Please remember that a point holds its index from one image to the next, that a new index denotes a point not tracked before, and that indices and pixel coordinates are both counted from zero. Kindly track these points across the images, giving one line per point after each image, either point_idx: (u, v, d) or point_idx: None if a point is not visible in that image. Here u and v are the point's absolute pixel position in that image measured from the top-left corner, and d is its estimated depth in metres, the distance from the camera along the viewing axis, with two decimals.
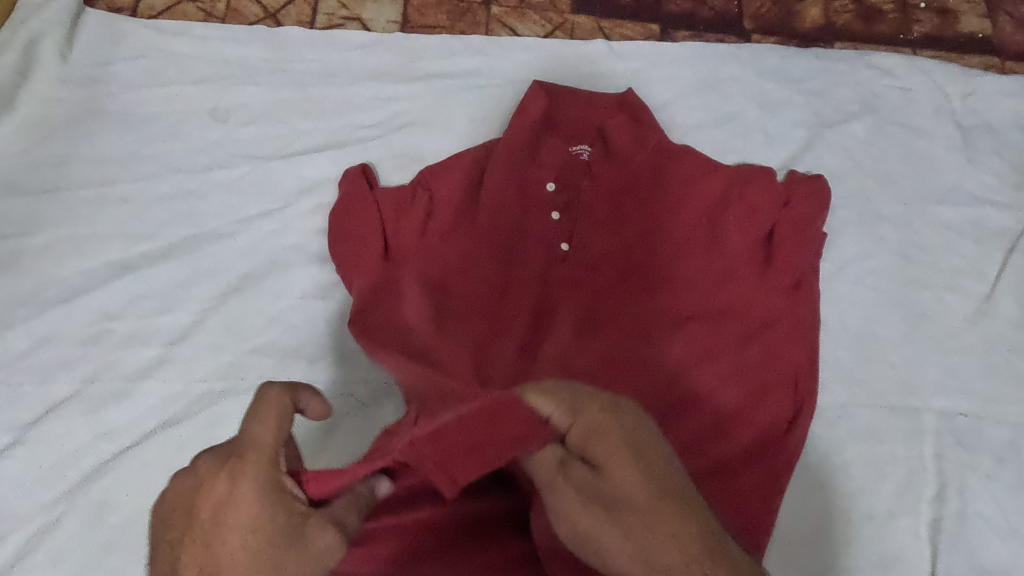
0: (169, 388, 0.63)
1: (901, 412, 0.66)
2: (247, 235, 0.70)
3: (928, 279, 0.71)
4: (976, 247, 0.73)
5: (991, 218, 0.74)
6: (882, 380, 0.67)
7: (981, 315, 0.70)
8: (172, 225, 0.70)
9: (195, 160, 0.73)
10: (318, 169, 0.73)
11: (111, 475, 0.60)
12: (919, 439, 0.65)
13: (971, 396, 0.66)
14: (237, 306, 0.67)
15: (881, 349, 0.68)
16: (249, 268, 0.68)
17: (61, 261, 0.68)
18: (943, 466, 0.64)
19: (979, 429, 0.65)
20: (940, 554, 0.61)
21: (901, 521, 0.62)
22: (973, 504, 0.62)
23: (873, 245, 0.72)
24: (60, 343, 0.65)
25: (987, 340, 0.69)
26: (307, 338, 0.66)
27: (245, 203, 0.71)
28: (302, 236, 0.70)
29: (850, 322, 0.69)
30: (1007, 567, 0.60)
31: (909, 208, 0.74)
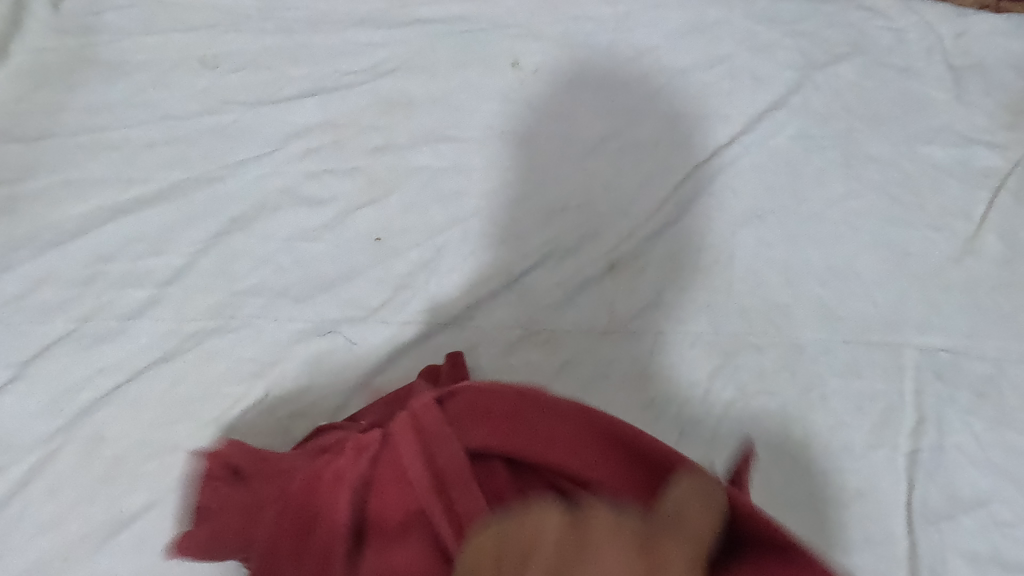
0: (162, 326, 0.65)
1: (882, 348, 0.66)
2: (237, 178, 0.71)
3: (913, 218, 0.71)
4: (964, 186, 0.72)
5: (980, 157, 0.73)
6: (864, 318, 0.67)
7: (966, 254, 0.70)
8: (164, 170, 0.71)
9: (185, 106, 0.74)
10: (306, 115, 0.74)
11: (108, 409, 0.63)
12: (898, 374, 0.65)
13: (953, 332, 0.67)
14: (228, 248, 0.68)
15: (863, 288, 0.69)
16: (240, 211, 0.70)
17: (55, 204, 0.69)
18: (921, 400, 0.64)
19: (959, 364, 0.66)
20: (916, 485, 0.61)
21: (878, 453, 0.63)
22: (950, 437, 0.63)
23: (858, 185, 0.72)
24: (56, 284, 0.66)
25: (971, 279, 0.69)
26: (297, 279, 0.68)
27: (233, 148, 0.72)
28: (291, 179, 0.71)
29: (833, 261, 0.70)
30: (981, 497, 0.61)
31: (897, 147, 0.74)
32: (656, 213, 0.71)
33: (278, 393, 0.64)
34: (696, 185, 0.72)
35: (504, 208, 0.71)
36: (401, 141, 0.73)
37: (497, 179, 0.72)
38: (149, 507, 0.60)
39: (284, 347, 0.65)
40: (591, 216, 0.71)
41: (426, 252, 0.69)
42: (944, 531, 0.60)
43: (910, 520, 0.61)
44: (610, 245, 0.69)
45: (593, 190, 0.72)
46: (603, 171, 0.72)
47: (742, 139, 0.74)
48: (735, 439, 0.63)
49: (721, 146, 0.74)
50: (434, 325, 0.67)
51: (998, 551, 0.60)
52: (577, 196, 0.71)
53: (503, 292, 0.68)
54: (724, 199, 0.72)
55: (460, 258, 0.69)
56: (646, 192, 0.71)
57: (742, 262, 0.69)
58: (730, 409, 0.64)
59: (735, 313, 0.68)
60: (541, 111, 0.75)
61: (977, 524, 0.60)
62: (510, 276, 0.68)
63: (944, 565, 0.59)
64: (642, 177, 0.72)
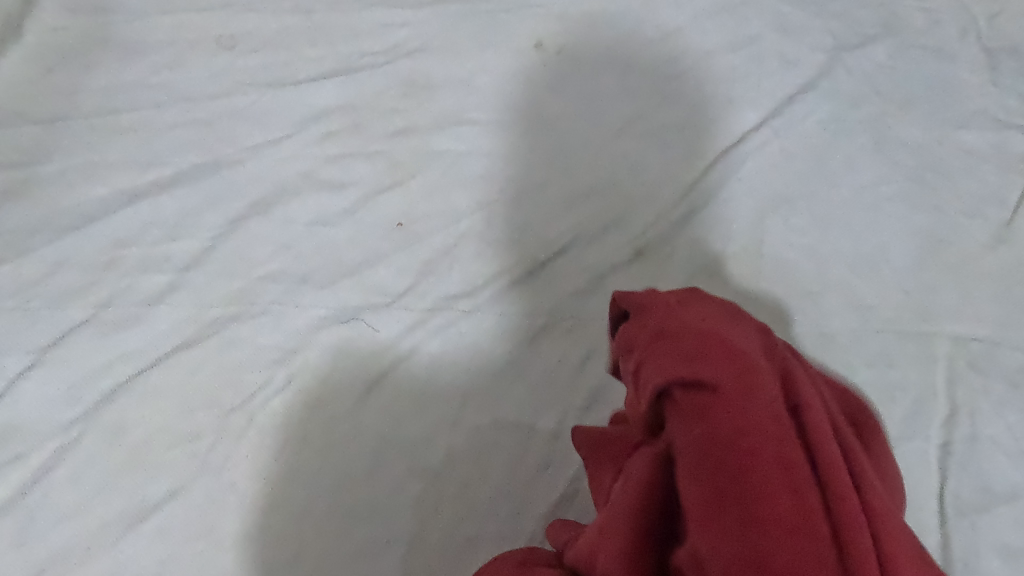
0: (181, 313, 0.64)
1: (914, 337, 0.65)
2: (256, 162, 0.69)
3: (946, 205, 0.69)
4: (998, 172, 0.70)
5: (1015, 142, 0.72)
6: (895, 306, 0.66)
7: (1000, 241, 0.68)
8: (182, 153, 0.69)
9: (202, 88, 0.72)
10: (325, 98, 0.72)
11: (129, 395, 0.62)
12: (930, 364, 0.64)
13: (987, 321, 0.65)
14: (248, 233, 0.67)
15: (895, 276, 0.67)
16: (259, 196, 0.68)
17: (72, 189, 0.67)
18: (954, 390, 0.63)
19: (993, 354, 0.64)
20: (949, 477, 0.61)
21: (910, 444, 0.62)
22: (984, 429, 0.62)
23: (890, 170, 0.71)
24: (74, 270, 0.65)
25: (1006, 267, 0.67)
26: (318, 265, 0.67)
27: (252, 131, 0.71)
28: (311, 163, 0.70)
29: (865, 248, 0.68)
30: (1016, 490, 0.60)
31: (931, 132, 0.72)
32: (683, 198, 0.69)
33: (300, 381, 0.63)
34: (724, 170, 0.70)
35: (528, 193, 0.69)
36: (422, 124, 0.72)
37: (520, 163, 0.70)
38: (172, 496, 0.60)
39: (306, 334, 0.65)
40: (616, 200, 0.69)
41: (449, 238, 0.68)
42: (977, 524, 0.59)
43: (943, 513, 0.60)
44: (635, 232, 0.68)
45: (619, 174, 0.70)
46: (630, 155, 0.71)
47: (770, 123, 0.72)
48: None
49: (750, 130, 0.72)
50: (457, 312, 0.66)
51: None
52: (602, 181, 0.70)
53: (527, 279, 0.67)
54: (751, 184, 0.70)
55: (484, 244, 0.68)
56: (672, 177, 0.70)
57: (771, 249, 0.68)
58: None
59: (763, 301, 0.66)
60: (566, 94, 0.73)
61: (1011, 517, 0.60)
62: (534, 263, 0.67)
63: (977, 558, 0.59)
64: (668, 162, 0.71)
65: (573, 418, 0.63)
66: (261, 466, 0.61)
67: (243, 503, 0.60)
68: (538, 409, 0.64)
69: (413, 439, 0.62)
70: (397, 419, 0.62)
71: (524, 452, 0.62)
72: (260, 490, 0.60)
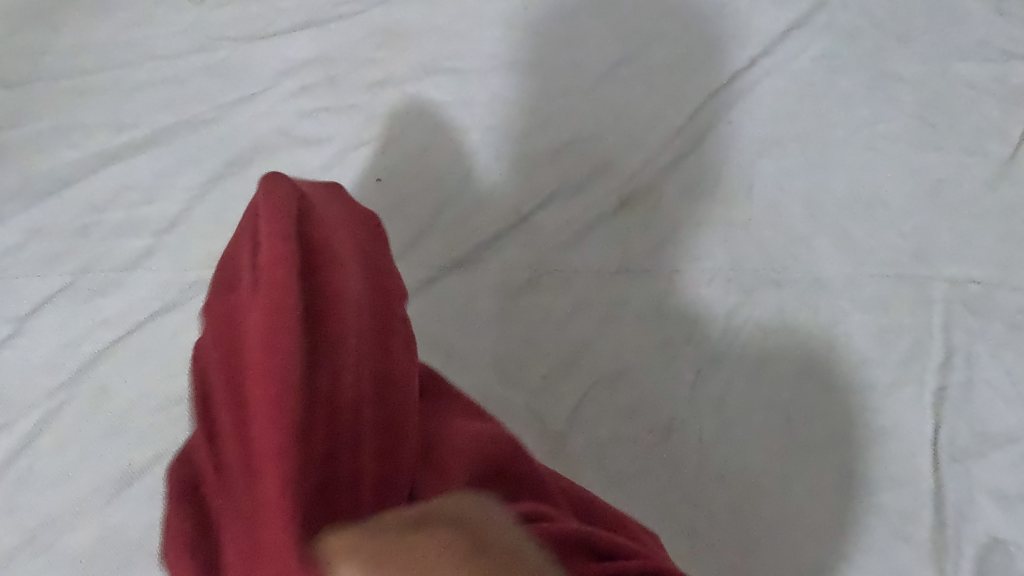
0: (161, 276, 0.63)
1: (909, 280, 0.63)
2: (229, 121, 0.68)
3: (946, 142, 0.66)
4: (1001, 105, 0.67)
5: (1020, 73, 0.68)
6: (889, 250, 0.64)
7: (1001, 178, 0.65)
8: (155, 113, 0.68)
9: (173, 45, 0.69)
10: (298, 51, 0.70)
11: (109, 362, 0.61)
12: (926, 308, 0.62)
13: (985, 263, 0.63)
14: (224, 194, 0.66)
15: (890, 218, 0.65)
16: (234, 154, 0.67)
17: (44, 154, 0.66)
18: (950, 334, 0.61)
19: (992, 296, 0.62)
20: (943, 423, 0.59)
21: (904, 390, 0.60)
22: (980, 372, 0.60)
23: (888, 107, 0.68)
24: (49, 237, 0.64)
25: (1006, 205, 0.64)
26: None
27: (225, 88, 0.69)
28: (287, 119, 0.68)
29: (859, 190, 0.66)
30: (1012, 434, 0.59)
31: (930, 65, 0.68)
32: (669, 144, 0.67)
33: None
34: (711, 113, 0.68)
35: (509, 144, 0.67)
36: (399, 75, 0.69)
37: (501, 113, 0.68)
38: (156, 461, 0.60)
39: None
40: (600, 148, 0.67)
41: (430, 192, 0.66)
42: (970, 469, 0.58)
43: (936, 458, 0.59)
44: (621, 180, 0.66)
45: (603, 122, 0.68)
46: (613, 101, 0.68)
47: (762, 62, 0.69)
48: (750, 375, 0.61)
49: (739, 70, 0.69)
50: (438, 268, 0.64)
51: None
52: (586, 128, 0.67)
53: (510, 232, 0.65)
54: (742, 127, 0.68)
55: (465, 198, 0.66)
56: (658, 124, 0.68)
57: (762, 194, 0.66)
58: (747, 344, 0.62)
59: (754, 251, 0.64)
60: (549, 39, 0.70)
61: (1006, 462, 0.58)
62: (517, 216, 0.65)
63: (971, 503, 0.57)
64: (654, 106, 0.68)
65: (560, 369, 0.62)
66: None
67: None
68: (525, 360, 0.62)
69: None
70: None
71: (510, 403, 0.61)
72: None
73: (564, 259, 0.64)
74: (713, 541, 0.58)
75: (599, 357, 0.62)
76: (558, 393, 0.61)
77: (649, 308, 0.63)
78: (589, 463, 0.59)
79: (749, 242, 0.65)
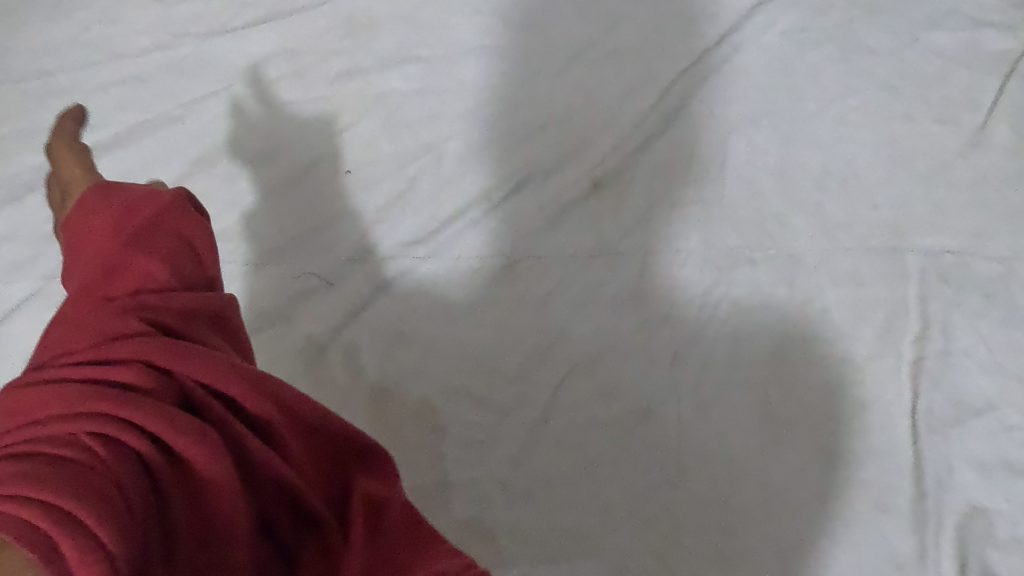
0: None
1: (884, 253, 0.63)
2: (196, 118, 0.67)
3: (917, 113, 0.66)
4: (971, 74, 0.67)
5: (989, 41, 0.67)
6: (864, 223, 0.64)
7: (973, 147, 0.65)
8: (121, 114, 0.67)
9: (136, 43, 0.68)
10: (262, 44, 0.69)
11: None
12: (902, 280, 0.62)
13: (959, 232, 0.63)
14: (192, 191, 0.65)
15: (863, 190, 0.65)
16: (201, 151, 0.66)
17: (9, 158, 0.65)
18: (926, 305, 0.61)
19: (966, 266, 0.62)
20: (921, 394, 0.59)
21: (882, 362, 0.60)
22: (957, 342, 0.60)
23: (858, 80, 0.67)
24: (19, 242, 0.63)
25: (979, 173, 0.64)
26: (267, 220, 0.64)
27: (189, 84, 0.68)
28: (254, 114, 0.67)
29: (831, 163, 0.65)
30: (989, 403, 0.59)
31: (899, 36, 0.68)
32: (640, 125, 0.66)
33: (259, 336, 0.62)
34: (682, 92, 0.67)
35: (480, 131, 0.66)
36: (365, 65, 0.68)
37: (469, 100, 0.67)
38: None
39: (259, 293, 0.63)
40: (571, 132, 0.66)
41: (400, 182, 0.65)
42: (949, 439, 0.58)
43: (915, 430, 0.59)
44: (592, 163, 0.66)
45: (573, 105, 0.67)
46: (583, 84, 0.68)
47: (730, 38, 0.68)
48: (727, 355, 0.61)
49: (709, 47, 0.68)
50: (411, 259, 0.63)
51: (1005, 457, 0.58)
52: (557, 112, 0.67)
53: (483, 219, 0.64)
54: (712, 106, 0.67)
55: (436, 187, 0.65)
56: (628, 105, 0.67)
57: (735, 171, 0.65)
58: (724, 322, 0.62)
59: (729, 229, 0.64)
60: (516, 23, 0.69)
61: (984, 431, 0.58)
62: (489, 203, 0.65)
63: (951, 474, 0.57)
64: (624, 88, 0.68)
65: (536, 357, 0.61)
66: None
67: None
68: (500, 349, 0.61)
69: (375, 387, 0.60)
70: (358, 370, 0.61)
71: (486, 393, 0.60)
72: None
73: (538, 245, 0.64)
74: (696, 524, 0.57)
75: (577, 343, 0.61)
76: (536, 380, 0.61)
77: (625, 291, 0.63)
78: (568, 450, 0.59)
79: (724, 220, 0.64)
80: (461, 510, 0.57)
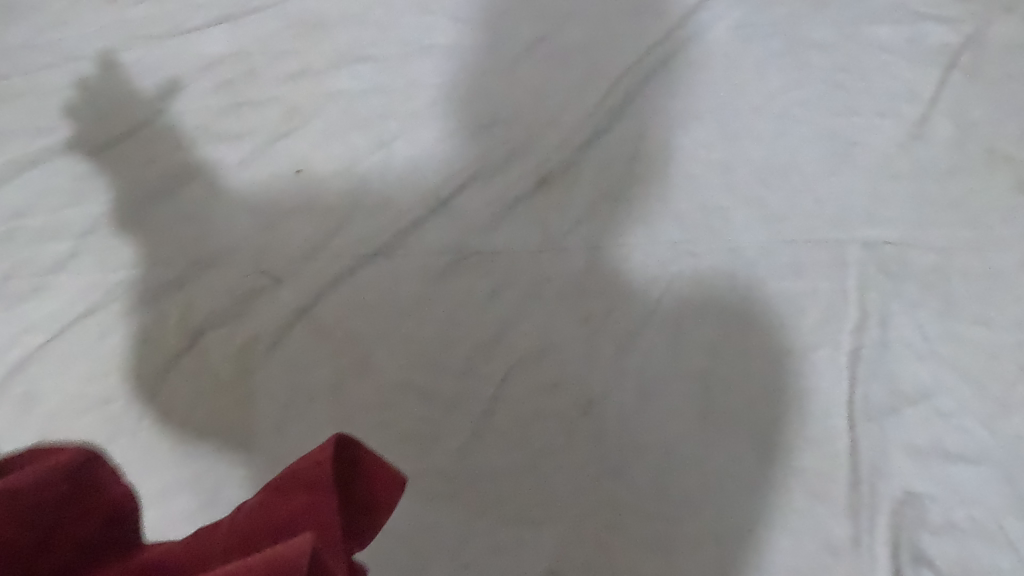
0: (85, 278, 0.64)
1: (825, 244, 0.64)
2: (150, 119, 0.68)
3: (859, 106, 0.67)
4: (911, 67, 0.68)
5: (930, 35, 0.68)
6: (806, 216, 0.65)
7: (913, 139, 0.66)
8: (74, 116, 0.67)
9: (89, 46, 0.69)
10: (215, 46, 0.70)
11: (34, 366, 0.61)
12: (842, 271, 0.63)
13: (898, 223, 0.64)
14: (145, 192, 0.66)
15: (805, 183, 0.66)
16: (154, 152, 0.67)
17: None
18: (865, 295, 0.62)
19: (905, 256, 0.63)
20: (859, 382, 0.60)
21: (821, 352, 0.61)
22: (895, 331, 0.62)
23: (801, 74, 0.68)
24: None
25: (918, 165, 0.65)
26: (220, 220, 0.65)
27: (143, 87, 0.68)
28: (206, 115, 0.68)
29: (774, 157, 0.67)
30: (925, 390, 0.60)
31: (842, 31, 0.69)
32: (587, 121, 0.67)
33: (212, 334, 0.63)
34: (628, 87, 0.68)
35: (429, 129, 0.67)
36: (316, 65, 0.69)
37: (419, 98, 0.68)
38: None
39: (211, 292, 0.64)
40: (519, 129, 0.67)
41: (350, 180, 0.66)
42: (886, 427, 0.59)
43: (853, 418, 0.60)
44: (539, 159, 0.67)
45: (521, 102, 0.68)
46: (531, 81, 0.69)
47: (676, 34, 0.69)
48: (670, 347, 0.62)
49: (655, 43, 0.69)
50: (360, 256, 0.64)
51: (939, 443, 0.59)
52: (505, 109, 0.68)
53: (432, 216, 0.65)
54: (658, 101, 0.68)
55: (386, 185, 0.66)
56: (575, 102, 0.68)
57: (680, 165, 0.67)
58: (668, 314, 0.63)
59: (673, 223, 0.65)
60: (465, 22, 0.70)
61: (919, 418, 0.60)
62: (438, 200, 0.66)
63: (887, 460, 0.59)
64: (571, 84, 0.69)
65: (482, 350, 0.62)
66: (175, 424, 0.60)
67: (158, 464, 0.59)
68: (447, 344, 0.63)
69: (323, 383, 0.62)
70: (307, 367, 0.62)
71: (432, 387, 0.62)
72: (174, 450, 0.60)
73: (486, 241, 0.65)
74: (636, 511, 0.58)
75: (522, 337, 0.63)
76: (482, 373, 0.62)
77: (570, 285, 0.64)
78: (513, 440, 0.60)
79: (669, 213, 0.65)
80: (402, 501, 0.59)
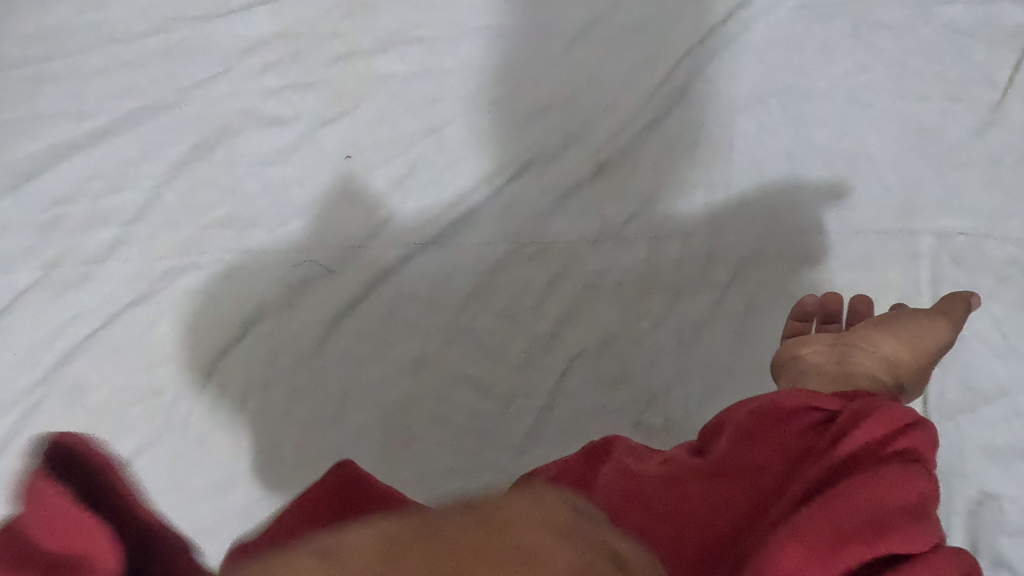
0: (131, 267, 0.62)
1: (895, 236, 0.62)
2: (195, 103, 0.65)
3: (931, 90, 0.64)
4: (986, 48, 0.64)
5: (1008, 14, 0.65)
6: (876, 206, 0.62)
7: (988, 125, 0.63)
8: (116, 100, 0.65)
9: (130, 26, 0.66)
10: (259, 26, 0.67)
11: (82, 358, 0.61)
12: (913, 263, 0.61)
13: (972, 213, 0.62)
14: (191, 179, 0.64)
15: (875, 170, 0.63)
16: (199, 138, 0.65)
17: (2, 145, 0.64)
18: (938, 289, 0.61)
19: (979, 248, 0.61)
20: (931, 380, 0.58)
21: None
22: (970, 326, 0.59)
23: (870, 56, 0.65)
24: (16, 233, 0.63)
25: (993, 152, 0.63)
26: (269, 208, 0.64)
27: (185, 69, 0.66)
28: (252, 99, 0.65)
29: (843, 143, 0.64)
30: (1003, 387, 0.58)
31: (915, 9, 0.65)
32: (646, 107, 0.65)
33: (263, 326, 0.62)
34: (689, 71, 0.65)
35: (482, 115, 0.65)
36: (365, 47, 0.66)
37: (471, 82, 0.66)
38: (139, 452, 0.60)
39: (261, 282, 0.62)
40: (575, 114, 0.65)
41: (401, 167, 0.64)
42: (960, 425, 0.58)
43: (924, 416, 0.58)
44: (597, 146, 0.64)
45: (577, 85, 0.65)
46: (587, 64, 0.66)
47: (739, 14, 0.66)
48: (731, 344, 0.61)
49: (716, 24, 0.66)
50: (410, 246, 0.63)
51: (1017, 442, 0.57)
52: (561, 93, 0.65)
53: (486, 205, 0.63)
54: (720, 85, 0.65)
55: (439, 173, 0.64)
56: (633, 86, 0.65)
57: (743, 152, 0.64)
58: (732, 309, 0.61)
59: (737, 213, 0.63)
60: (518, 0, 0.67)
61: (996, 416, 0.57)
62: (493, 188, 0.64)
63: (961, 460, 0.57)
64: (629, 67, 0.66)
65: (539, 344, 0.61)
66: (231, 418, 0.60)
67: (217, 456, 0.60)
68: (504, 338, 0.61)
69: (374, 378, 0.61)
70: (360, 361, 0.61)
71: (489, 380, 0.61)
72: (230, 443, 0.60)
73: (543, 230, 0.63)
74: None
75: (581, 330, 0.61)
76: (540, 367, 0.61)
77: (629, 277, 0.62)
78: (571, 434, 0.60)
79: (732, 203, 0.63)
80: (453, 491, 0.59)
